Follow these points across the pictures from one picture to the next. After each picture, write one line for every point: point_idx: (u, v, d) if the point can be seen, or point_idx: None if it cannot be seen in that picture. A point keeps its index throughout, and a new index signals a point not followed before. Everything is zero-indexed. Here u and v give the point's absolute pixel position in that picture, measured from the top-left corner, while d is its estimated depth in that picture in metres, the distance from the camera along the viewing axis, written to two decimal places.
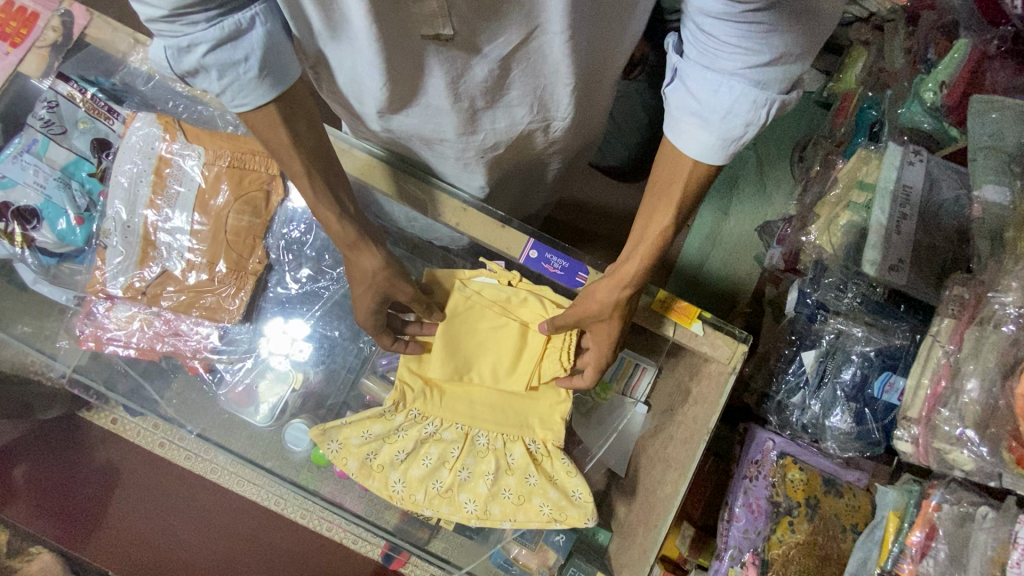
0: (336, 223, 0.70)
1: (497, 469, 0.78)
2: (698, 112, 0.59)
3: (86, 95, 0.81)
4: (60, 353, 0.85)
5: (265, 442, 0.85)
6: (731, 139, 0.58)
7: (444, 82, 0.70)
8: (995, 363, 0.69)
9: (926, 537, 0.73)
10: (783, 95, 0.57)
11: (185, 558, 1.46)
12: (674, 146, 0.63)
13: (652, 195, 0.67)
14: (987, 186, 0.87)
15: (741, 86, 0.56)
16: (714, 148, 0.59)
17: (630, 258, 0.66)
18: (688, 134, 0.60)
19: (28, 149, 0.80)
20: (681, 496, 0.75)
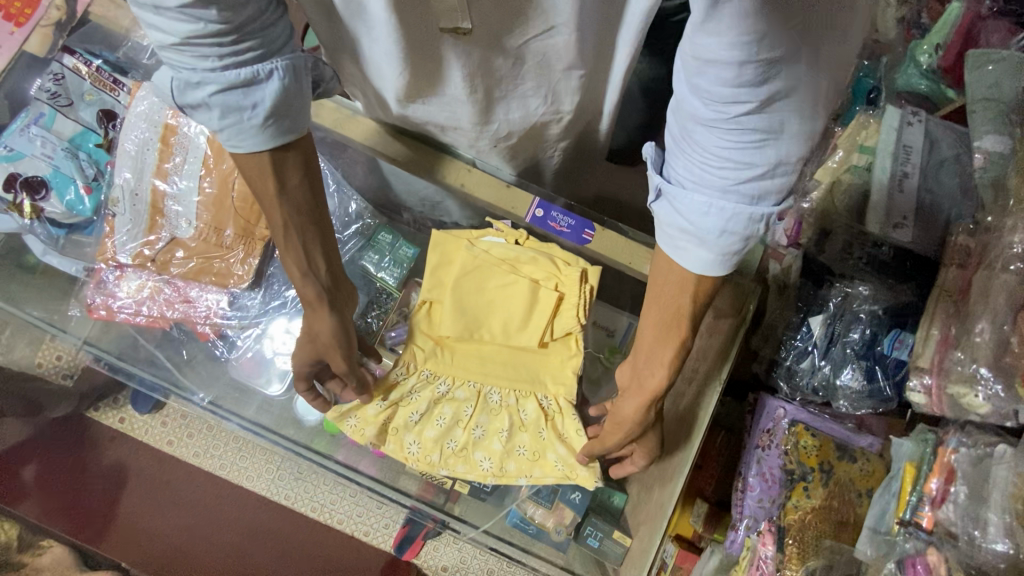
0: (299, 279, 0.68)
1: (511, 425, 0.82)
2: (693, 232, 0.55)
3: (91, 67, 0.82)
4: (71, 324, 0.85)
5: (277, 410, 0.87)
6: (729, 254, 0.55)
7: (461, 72, 0.71)
8: (1005, 305, 0.70)
9: (945, 482, 0.73)
10: (775, 205, 0.53)
11: (196, 554, 1.41)
12: (669, 258, 0.59)
13: (653, 309, 0.64)
14: (986, 137, 0.87)
15: (735, 205, 0.52)
16: (714, 263, 0.56)
17: (652, 372, 0.65)
18: (685, 252, 0.57)
19: (36, 122, 0.80)
20: (698, 444, 0.79)
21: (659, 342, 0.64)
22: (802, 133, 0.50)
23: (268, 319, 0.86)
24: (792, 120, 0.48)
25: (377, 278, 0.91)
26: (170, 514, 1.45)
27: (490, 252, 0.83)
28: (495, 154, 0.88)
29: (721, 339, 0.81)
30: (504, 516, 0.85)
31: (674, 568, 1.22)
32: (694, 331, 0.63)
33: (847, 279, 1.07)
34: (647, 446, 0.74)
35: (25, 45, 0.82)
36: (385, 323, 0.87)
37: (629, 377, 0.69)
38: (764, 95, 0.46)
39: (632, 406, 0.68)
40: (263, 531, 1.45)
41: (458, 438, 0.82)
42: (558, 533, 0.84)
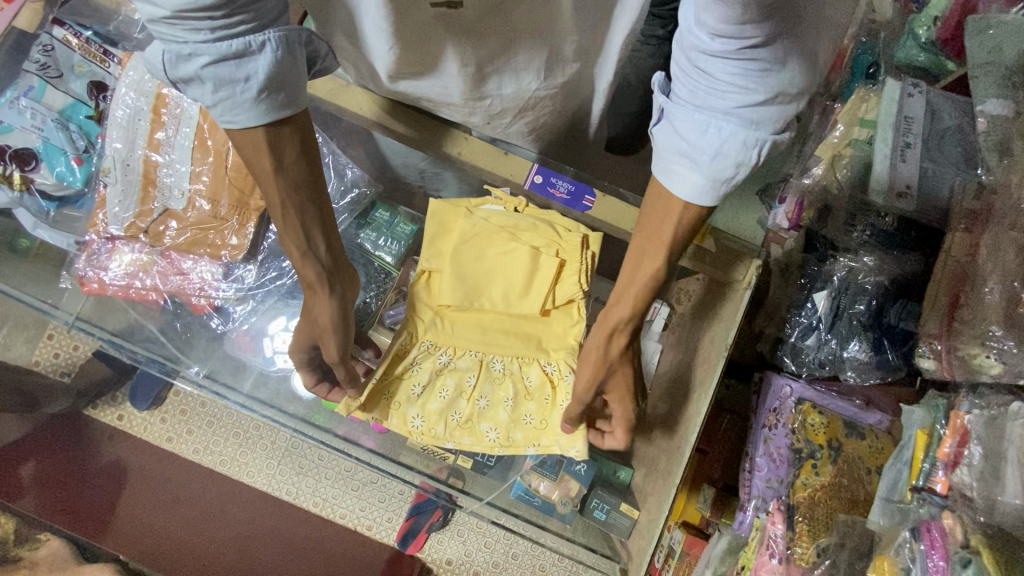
0: (299, 262, 0.64)
1: (516, 394, 0.81)
2: (687, 153, 0.53)
3: (81, 39, 0.81)
4: (64, 298, 0.83)
5: (273, 387, 0.85)
6: (721, 180, 0.53)
7: (451, 46, 0.70)
8: (1015, 261, 0.68)
9: (958, 444, 0.72)
10: (776, 136, 0.52)
11: (202, 548, 1.32)
12: (660, 185, 0.58)
13: (639, 235, 0.62)
14: (988, 101, 0.86)
15: (732, 126, 0.50)
16: (704, 191, 0.53)
17: (620, 302, 0.64)
18: (676, 176, 0.55)
19: (25, 94, 0.79)
20: (703, 417, 0.74)
21: (636, 265, 0.62)
22: (804, 67, 0.49)
23: (263, 290, 0.86)
24: (797, 49, 0.47)
25: (375, 256, 0.91)
26: (175, 513, 1.37)
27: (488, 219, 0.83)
28: (488, 131, 0.87)
29: (721, 305, 0.78)
30: (508, 489, 0.84)
31: (682, 555, 1.20)
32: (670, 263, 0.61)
33: (852, 253, 1.05)
34: (617, 400, 0.71)
35: (15, 20, 0.80)
36: (384, 303, 0.87)
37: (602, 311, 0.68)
38: (775, 18, 0.44)
39: (600, 342, 0.67)
40: (268, 527, 1.40)
41: (462, 412, 0.81)
42: (564, 506, 0.84)
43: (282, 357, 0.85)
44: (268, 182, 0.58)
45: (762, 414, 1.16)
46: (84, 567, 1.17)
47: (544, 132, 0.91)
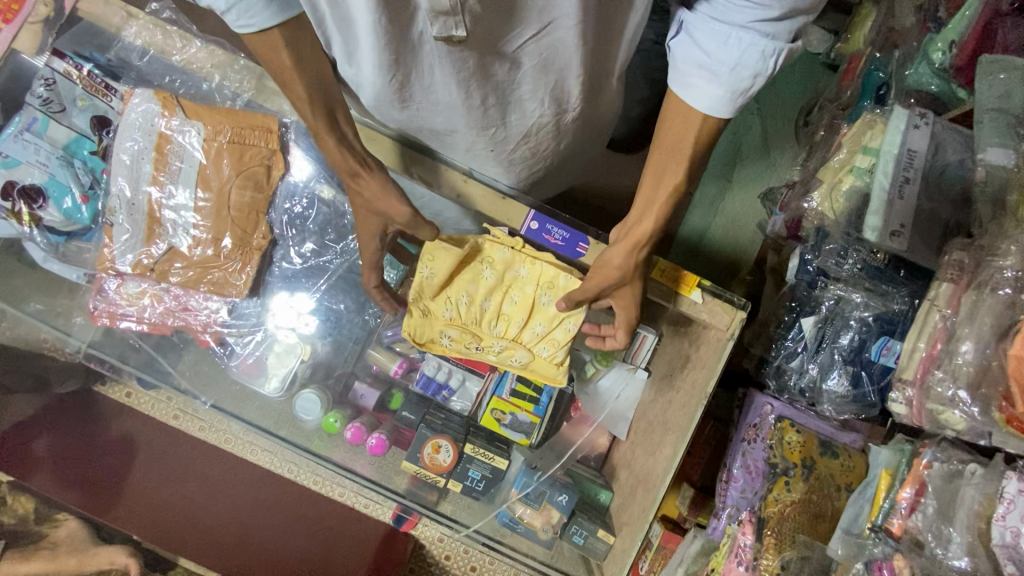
0: (335, 150, 0.70)
1: (530, 334, 0.82)
2: (708, 66, 0.61)
3: (83, 72, 0.81)
4: (76, 328, 0.88)
5: (275, 412, 0.90)
6: (739, 90, 0.61)
7: (453, 79, 0.69)
8: (992, 324, 0.70)
9: (916, 493, 0.75)
10: (790, 44, 0.59)
11: (210, 525, 1.38)
12: (681, 100, 0.66)
13: (659, 150, 0.69)
14: (990, 149, 0.85)
15: (752, 37, 0.58)
16: (722, 100, 0.62)
17: (644, 219, 0.70)
18: (697, 89, 0.63)
19: (28, 127, 0.80)
20: (681, 457, 0.79)
21: (660, 175, 0.69)
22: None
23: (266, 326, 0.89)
24: None
25: None
26: (181, 490, 1.42)
27: (490, 265, 0.80)
28: (491, 157, 0.87)
29: (711, 354, 0.78)
30: (494, 515, 0.91)
31: (658, 547, 1.28)
32: (690, 178, 0.68)
33: (843, 284, 1.08)
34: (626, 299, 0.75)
35: (15, 44, 0.78)
36: (383, 322, 0.92)
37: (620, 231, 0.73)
38: None
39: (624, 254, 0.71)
40: (269, 501, 1.48)
41: (451, 441, 0.88)
42: (545, 532, 0.91)
43: (297, 362, 0.90)
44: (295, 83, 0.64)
45: (743, 428, 1.22)
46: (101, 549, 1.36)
47: (544, 154, 0.91)
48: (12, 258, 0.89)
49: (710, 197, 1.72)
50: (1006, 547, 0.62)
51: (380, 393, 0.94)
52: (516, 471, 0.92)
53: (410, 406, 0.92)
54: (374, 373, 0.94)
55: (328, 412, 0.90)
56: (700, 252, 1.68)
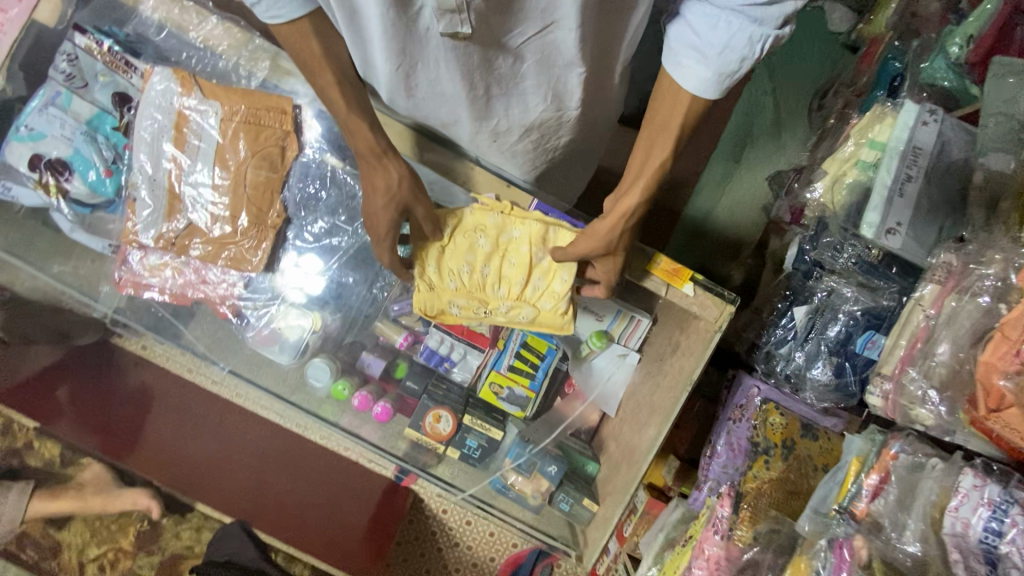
0: (368, 135, 0.69)
1: (533, 290, 0.81)
2: (698, 47, 0.61)
3: (103, 48, 0.83)
4: (102, 294, 0.96)
5: (288, 378, 0.97)
6: (726, 73, 0.61)
7: (456, 71, 0.71)
8: (966, 331, 0.74)
9: (880, 480, 0.80)
10: (779, 30, 0.58)
11: (223, 472, 1.49)
12: (672, 80, 0.66)
13: (650, 127, 0.69)
14: (992, 154, 0.86)
15: (740, 22, 0.58)
16: (709, 83, 0.62)
17: (630, 190, 0.69)
18: (686, 69, 0.63)
19: (53, 101, 0.84)
20: (662, 439, 0.85)
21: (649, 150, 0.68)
22: None
23: (281, 300, 0.94)
24: None
25: None
26: (198, 438, 1.50)
27: (483, 233, 0.80)
28: (493, 149, 0.88)
29: (699, 344, 0.82)
30: (488, 482, 1.02)
31: (643, 512, 1.35)
32: (678, 151, 0.67)
33: (837, 277, 1.12)
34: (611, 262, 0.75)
35: (35, 13, 0.79)
36: (389, 296, 0.95)
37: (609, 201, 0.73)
38: None
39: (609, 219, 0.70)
40: (279, 457, 1.53)
41: (450, 412, 0.95)
42: (534, 497, 1.00)
43: (307, 334, 0.94)
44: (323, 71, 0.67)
45: (728, 408, 1.27)
46: (123, 491, 1.47)
47: (550, 150, 0.92)
48: (36, 222, 0.93)
49: (717, 177, 1.71)
50: (956, 536, 0.69)
51: (386, 362, 1.00)
52: (510, 442, 1.00)
53: (414, 376, 0.98)
54: (380, 344, 0.99)
55: (337, 380, 0.97)
56: (704, 232, 1.69)
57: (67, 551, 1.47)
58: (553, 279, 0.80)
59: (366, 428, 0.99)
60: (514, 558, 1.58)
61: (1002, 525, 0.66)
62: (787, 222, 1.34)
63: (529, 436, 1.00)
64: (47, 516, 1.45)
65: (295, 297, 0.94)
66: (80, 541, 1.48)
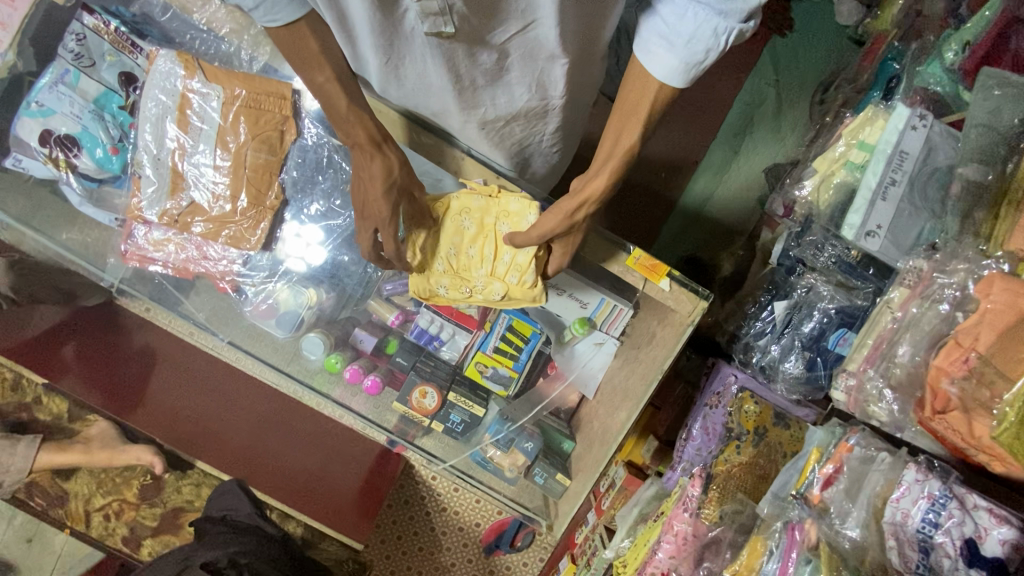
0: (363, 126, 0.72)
1: (505, 267, 0.83)
2: (666, 36, 0.64)
3: (110, 28, 0.88)
4: (110, 267, 0.99)
5: (286, 351, 1.02)
6: (693, 63, 0.63)
7: (441, 63, 0.73)
8: (925, 337, 0.78)
9: (835, 470, 0.85)
10: (743, 24, 0.60)
11: (221, 433, 1.57)
12: (643, 68, 0.68)
13: (620, 111, 0.71)
14: (970, 164, 0.85)
15: (706, 14, 0.60)
16: (677, 71, 0.64)
17: (597, 175, 0.71)
18: (655, 57, 0.65)
19: (62, 79, 0.88)
20: (632, 420, 0.94)
21: (619, 132, 0.70)
22: None
23: (280, 275, 0.98)
24: None
25: None
26: (200, 399, 1.55)
27: (468, 216, 0.82)
28: (483, 136, 0.90)
29: (672, 334, 0.87)
30: (468, 455, 1.07)
31: (621, 487, 1.43)
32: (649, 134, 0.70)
33: (817, 274, 1.16)
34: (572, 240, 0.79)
35: None
36: (382, 276, 0.99)
37: (574, 185, 0.75)
38: None
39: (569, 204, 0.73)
40: (277, 422, 1.58)
41: (435, 389, 1.01)
42: (511, 470, 1.07)
43: (304, 309, 0.98)
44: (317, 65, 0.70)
45: (706, 394, 1.34)
46: (127, 447, 1.56)
47: (537, 134, 0.94)
48: (46, 190, 0.96)
49: (715, 164, 1.71)
50: (895, 524, 0.73)
51: (378, 339, 1.04)
52: (492, 418, 1.06)
53: (403, 352, 1.03)
54: (374, 321, 1.05)
55: (330, 354, 1.02)
56: (698, 221, 1.71)
57: (75, 500, 1.58)
58: (523, 256, 0.81)
59: (357, 399, 1.05)
60: (497, 525, 1.68)
61: (939, 517, 0.70)
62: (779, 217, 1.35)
63: (509, 414, 1.06)
64: (53, 468, 1.52)
65: (295, 264, 0.97)
66: (86, 491, 1.57)
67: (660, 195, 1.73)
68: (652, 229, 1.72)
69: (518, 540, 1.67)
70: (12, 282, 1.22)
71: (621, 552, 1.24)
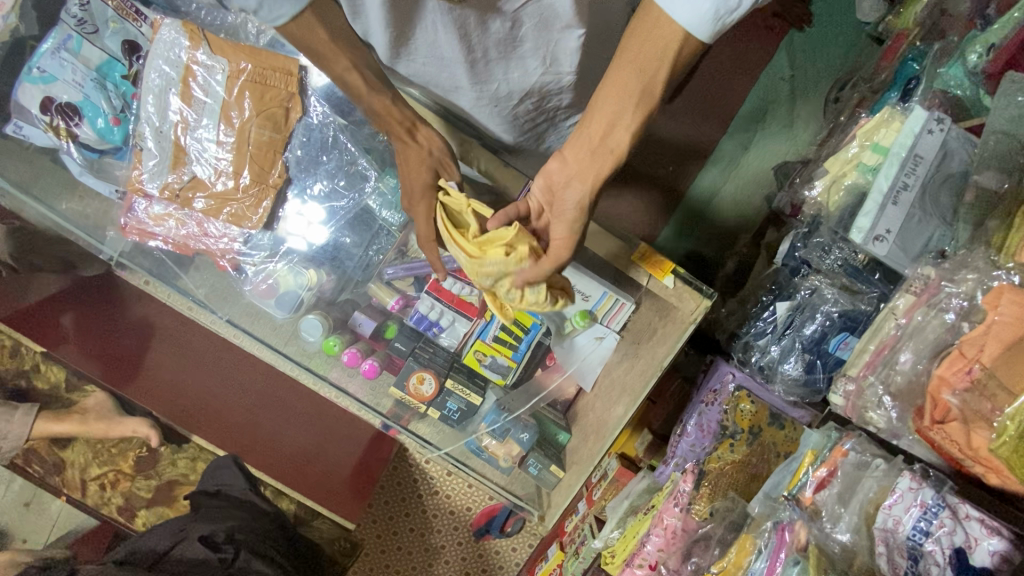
0: None
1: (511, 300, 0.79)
2: None
3: None
4: (108, 239, 0.99)
5: (286, 332, 1.03)
6: (723, 11, 0.55)
7: (453, 32, 0.71)
8: (931, 344, 0.77)
9: (829, 472, 0.85)
10: None
11: (217, 408, 1.58)
12: (661, 14, 0.58)
13: (622, 73, 0.62)
14: (986, 172, 0.84)
15: None
16: (706, 19, 0.56)
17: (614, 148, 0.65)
18: (682, 1, 0.56)
19: (64, 45, 0.87)
20: (629, 415, 0.95)
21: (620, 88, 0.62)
22: None
23: (281, 254, 0.98)
24: None
25: (380, 215, 0.96)
26: (196, 374, 1.55)
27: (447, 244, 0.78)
28: (494, 113, 0.88)
29: (675, 334, 0.88)
30: (464, 442, 1.10)
31: (613, 479, 1.44)
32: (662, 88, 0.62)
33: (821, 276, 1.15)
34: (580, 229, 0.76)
35: None
36: (384, 260, 0.98)
37: (582, 158, 0.67)
38: None
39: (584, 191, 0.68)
40: (273, 399, 1.58)
41: (433, 376, 1.01)
42: (505, 459, 1.10)
43: (304, 290, 0.98)
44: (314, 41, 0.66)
45: (704, 391, 1.34)
46: (124, 419, 1.56)
47: (548, 112, 0.92)
48: (46, 158, 0.96)
49: (726, 159, 1.68)
50: (885, 531, 0.73)
51: (377, 322, 1.03)
52: (489, 407, 1.05)
53: (403, 337, 1.02)
54: (373, 303, 1.03)
55: (328, 337, 1.02)
56: (703, 217, 1.69)
57: (71, 468, 1.59)
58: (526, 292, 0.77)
59: (354, 381, 1.05)
60: (489, 509, 1.69)
61: (930, 525, 0.70)
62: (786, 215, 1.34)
63: (506, 404, 1.06)
64: (50, 437, 1.54)
65: (298, 242, 0.96)
66: (83, 459, 1.59)
67: (668, 187, 1.71)
68: (656, 224, 1.71)
69: (509, 525, 1.69)
70: (12, 248, 1.23)
71: (611, 542, 1.24)
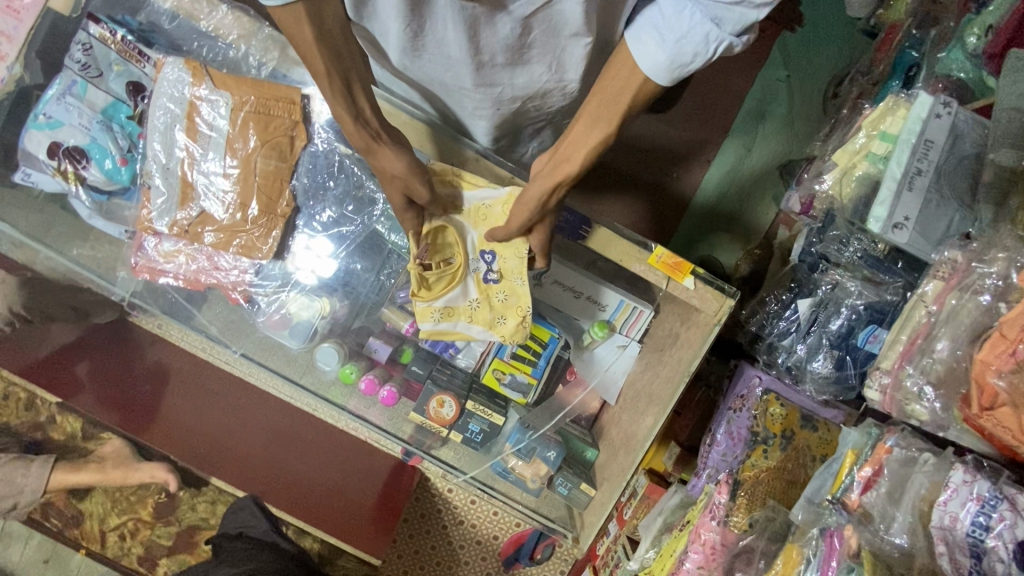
0: None
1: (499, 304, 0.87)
2: (661, 29, 0.61)
3: (117, 37, 0.89)
4: (120, 280, 0.99)
5: (300, 363, 1.02)
6: (679, 63, 0.60)
7: (462, 35, 0.71)
8: (970, 328, 0.74)
9: (874, 472, 0.81)
10: (735, 36, 0.59)
11: (234, 448, 1.56)
12: (629, 52, 0.64)
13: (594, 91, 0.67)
14: (1001, 150, 0.80)
15: (703, 14, 0.58)
16: (663, 68, 0.61)
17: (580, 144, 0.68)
18: (643, 47, 0.61)
19: (69, 91, 0.90)
20: (659, 426, 0.91)
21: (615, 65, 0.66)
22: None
23: (292, 285, 0.97)
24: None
25: (389, 239, 0.94)
26: (212, 416, 1.52)
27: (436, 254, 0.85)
28: (495, 116, 0.88)
29: (700, 334, 0.84)
30: (488, 465, 1.06)
31: (643, 496, 1.39)
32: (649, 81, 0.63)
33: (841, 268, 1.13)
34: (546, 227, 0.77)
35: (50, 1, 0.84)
36: (396, 283, 0.97)
37: (546, 165, 0.72)
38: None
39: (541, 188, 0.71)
40: (290, 436, 1.54)
41: (453, 398, 0.99)
42: (533, 480, 1.06)
43: (317, 319, 0.98)
44: (312, 54, 0.65)
45: (730, 398, 1.30)
46: (142, 464, 1.54)
47: (552, 113, 0.92)
48: (55, 205, 0.97)
49: (728, 163, 1.68)
50: (943, 529, 0.68)
51: (393, 347, 1.03)
52: (512, 427, 1.03)
53: (419, 361, 1.01)
54: (387, 329, 1.02)
55: (345, 364, 1.02)
56: (713, 220, 1.67)
57: (89, 519, 1.57)
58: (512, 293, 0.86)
59: (373, 409, 1.05)
60: (516, 537, 1.64)
61: (989, 519, 0.65)
62: (796, 214, 1.30)
63: (529, 423, 1.03)
64: (67, 488, 1.52)
65: (305, 277, 0.96)
66: (102, 509, 1.56)
67: (674, 194, 1.69)
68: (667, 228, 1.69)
69: (538, 552, 1.64)
70: (25, 298, 1.21)
71: (646, 563, 1.19)
